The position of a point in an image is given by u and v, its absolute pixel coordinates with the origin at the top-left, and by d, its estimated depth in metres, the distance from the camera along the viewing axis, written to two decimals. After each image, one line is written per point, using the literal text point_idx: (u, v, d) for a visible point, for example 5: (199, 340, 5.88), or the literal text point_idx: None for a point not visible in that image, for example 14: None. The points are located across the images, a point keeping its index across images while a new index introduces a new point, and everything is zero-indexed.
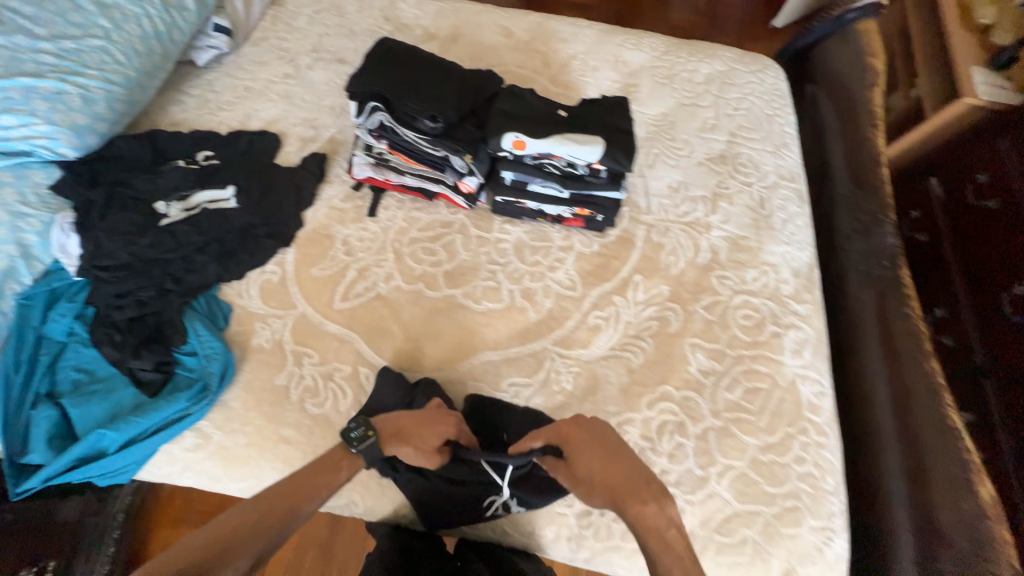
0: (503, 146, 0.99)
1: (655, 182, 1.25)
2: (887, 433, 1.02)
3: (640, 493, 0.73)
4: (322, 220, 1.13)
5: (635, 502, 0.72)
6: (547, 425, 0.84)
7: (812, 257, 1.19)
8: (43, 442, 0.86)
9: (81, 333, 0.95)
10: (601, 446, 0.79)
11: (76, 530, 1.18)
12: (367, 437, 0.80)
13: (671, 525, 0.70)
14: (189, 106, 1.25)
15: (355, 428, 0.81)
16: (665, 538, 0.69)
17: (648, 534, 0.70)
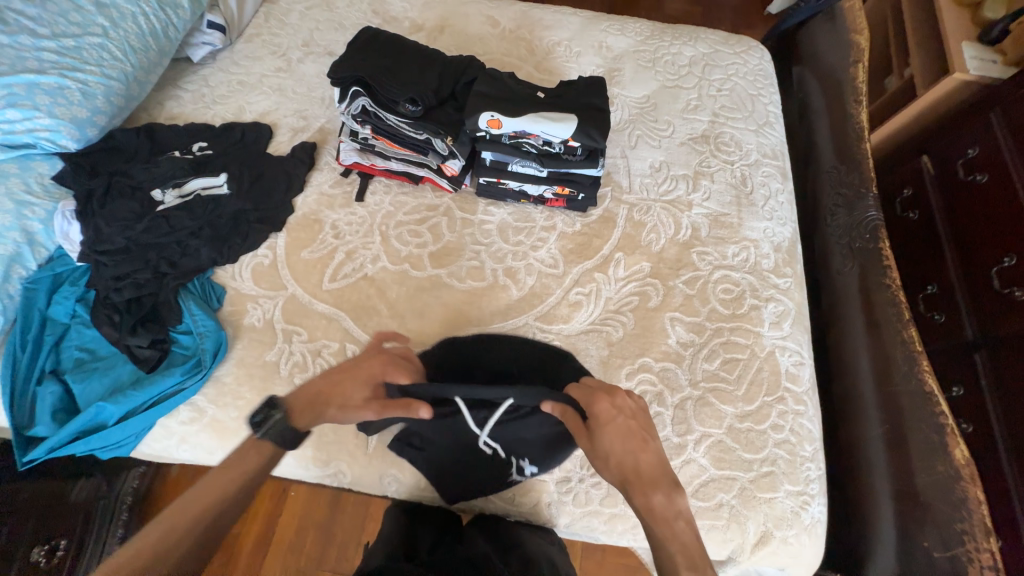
0: (480, 126, 1.02)
1: (638, 162, 1.27)
2: (868, 401, 1.04)
3: (654, 481, 0.75)
4: (312, 206, 1.17)
5: (648, 490, 0.74)
6: (584, 389, 0.83)
7: (793, 232, 1.21)
8: (47, 415, 0.91)
9: (83, 315, 1.00)
10: (631, 429, 0.79)
11: (87, 512, 1.23)
12: (271, 414, 0.79)
13: (679, 517, 0.72)
14: (185, 101, 1.30)
15: (258, 414, 0.80)
16: (673, 527, 0.71)
17: (653, 522, 0.71)
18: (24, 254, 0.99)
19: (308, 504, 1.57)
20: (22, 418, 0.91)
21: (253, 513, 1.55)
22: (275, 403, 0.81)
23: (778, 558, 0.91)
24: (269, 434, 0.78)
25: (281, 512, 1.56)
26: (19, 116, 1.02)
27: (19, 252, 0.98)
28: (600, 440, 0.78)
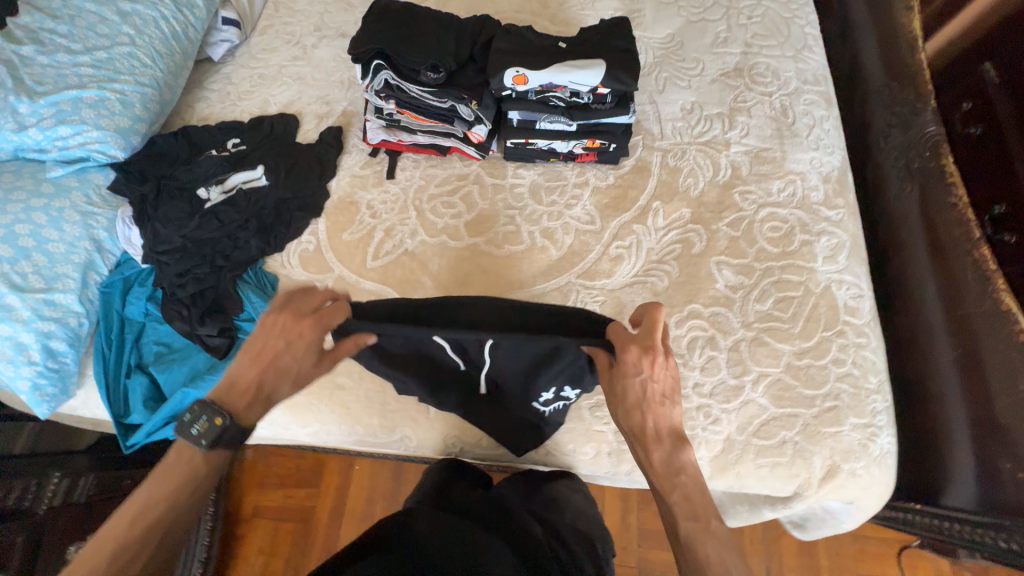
0: (505, 84, 1.00)
1: (667, 106, 1.21)
2: (937, 328, 1.00)
3: (655, 437, 0.74)
4: (346, 189, 1.19)
5: (647, 445, 0.74)
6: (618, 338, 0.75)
7: (842, 160, 1.14)
8: (140, 404, 1.01)
9: (155, 312, 1.08)
10: (652, 391, 0.74)
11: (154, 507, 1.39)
12: (214, 426, 0.70)
13: (680, 472, 0.72)
14: (213, 101, 1.34)
15: (195, 423, 0.69)
16: (673, 483, 0.72)
17: (655, 478, 0.73)
18: (96, 261, 1.06)
19: (374, 476, 1.67)
20: (119, 408, 1.02)
21: (325, 487, 1.67)
22: (215, 412, 0.70)
23: (847, 491, 0.90)
24: (216, 446, 0.70)
25: (350, 485, 1.67)
26: (70, 132, 1.08)
27: (92, 259, 1.05)
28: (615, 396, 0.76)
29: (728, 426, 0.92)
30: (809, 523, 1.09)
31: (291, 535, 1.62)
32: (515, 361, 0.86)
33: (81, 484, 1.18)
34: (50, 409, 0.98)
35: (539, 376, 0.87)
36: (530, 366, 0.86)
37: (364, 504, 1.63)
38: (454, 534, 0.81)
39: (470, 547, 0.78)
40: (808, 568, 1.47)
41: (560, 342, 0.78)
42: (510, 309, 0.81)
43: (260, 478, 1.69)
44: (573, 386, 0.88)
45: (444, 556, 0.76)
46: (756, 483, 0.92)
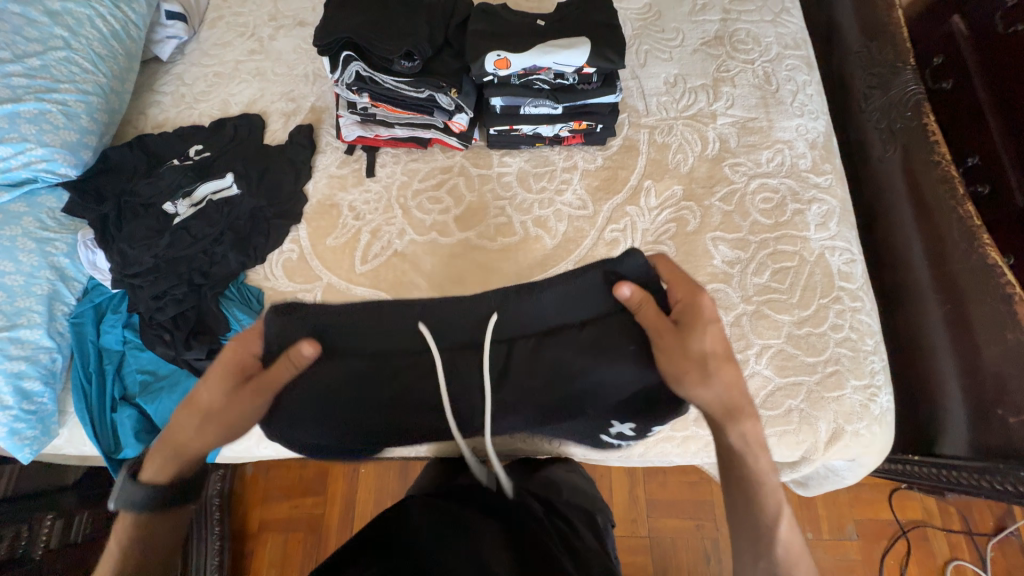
0: (487, 69, 0.94)
1: (650, 80, 1.18)
2: (923, 283, 1.03)
3: (742, 409, 0.72)
4: (325, 191, 1.14)
5: (746, 417, 0.72)
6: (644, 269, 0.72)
7: (826, 125, 1.14)
8: (132, 437, 0.95)
9: (134, 339, 1.02)
10: (710, 354, 0.71)
11: None
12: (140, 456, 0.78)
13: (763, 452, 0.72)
14: (167, 105, 1.24)
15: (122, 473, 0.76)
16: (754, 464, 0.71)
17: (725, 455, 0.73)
18: (61, 290, 0.99)
19: (381, 478, 1.66)
20: (109, 444, 0.96)
21: (332, 494, 1.65)
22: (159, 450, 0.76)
23: (851, 450, 0.94)
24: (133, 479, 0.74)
25: (353, 515, 1.62)
26: (11, 152, 0.98)
27: (55, 288, 0.98)
28: (669, 360, 0.69)
29: None
30: (811, 480, 1.13)
31: (296, 567, 1.58)
32: (537, 369, 0.71)
33: (76, 522, 1.15)
34: (33, 452, 0.93)
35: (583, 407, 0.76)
36: (567, 377, 0.72)
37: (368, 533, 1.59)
38: (446, 513, 0.82)
39: (457, 525, 0.79)
40: (807, 519, 1.55)
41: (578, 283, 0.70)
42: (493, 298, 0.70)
43: (265, 493, 1.66)
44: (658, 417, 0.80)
45: (432, 537, 0.75)
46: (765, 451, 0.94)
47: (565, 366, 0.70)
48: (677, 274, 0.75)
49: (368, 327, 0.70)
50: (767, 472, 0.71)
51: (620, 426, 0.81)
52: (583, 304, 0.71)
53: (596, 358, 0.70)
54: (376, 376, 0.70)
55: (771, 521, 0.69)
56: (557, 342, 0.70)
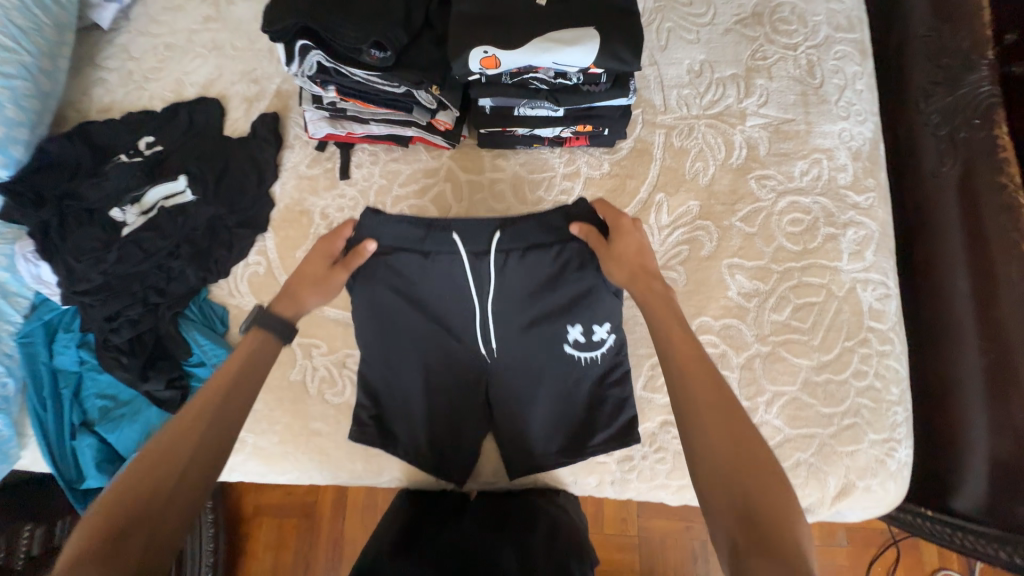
0: (472, 68, 0.77)
1: (671, 67, 1.01)
2: (965, 326, 0.91)
3: (652, 279, 0.74)
4: (294, 194, 1.01)
5: (649, 280, 0.73)
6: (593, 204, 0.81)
7: (875, 130, 0.97)
8: (94, 468, 0.89)
9: (90, 360, 0.94)
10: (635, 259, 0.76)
11: None
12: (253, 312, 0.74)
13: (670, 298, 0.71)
14: (113, 85, 1.09)
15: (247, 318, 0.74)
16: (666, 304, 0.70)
17: (653, 311, 0.70)
18: (4, 309, 0.91)
19: None
20: (70, 473, 0.90)
21: None
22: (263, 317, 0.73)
23: (860, 507, 0.86)
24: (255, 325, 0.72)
25: (346, 512, 1.50)
26: None
27: None
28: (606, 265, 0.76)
29: None
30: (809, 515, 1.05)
31: (287, 565, 1.48)
32: (520, 288, 0.82)
33: (59, 529, 1.08)
34: None
35: (545, 313, 0.83)
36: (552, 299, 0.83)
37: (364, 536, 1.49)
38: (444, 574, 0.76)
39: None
40: None
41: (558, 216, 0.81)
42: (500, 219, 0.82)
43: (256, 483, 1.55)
44: (597, 319, 0.83)
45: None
46: None
47: (546, 283, 0.82)
48: (598, 200, 0.81)
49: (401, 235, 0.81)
50: (660, 295, 0.71)
51: (572, 333, 0.83)
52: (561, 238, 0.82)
53: (563, 271, 0.82)
54: (407, 282, 0.82)
55: (684, 362, 0.64)
56: (538, 257, 0.82)
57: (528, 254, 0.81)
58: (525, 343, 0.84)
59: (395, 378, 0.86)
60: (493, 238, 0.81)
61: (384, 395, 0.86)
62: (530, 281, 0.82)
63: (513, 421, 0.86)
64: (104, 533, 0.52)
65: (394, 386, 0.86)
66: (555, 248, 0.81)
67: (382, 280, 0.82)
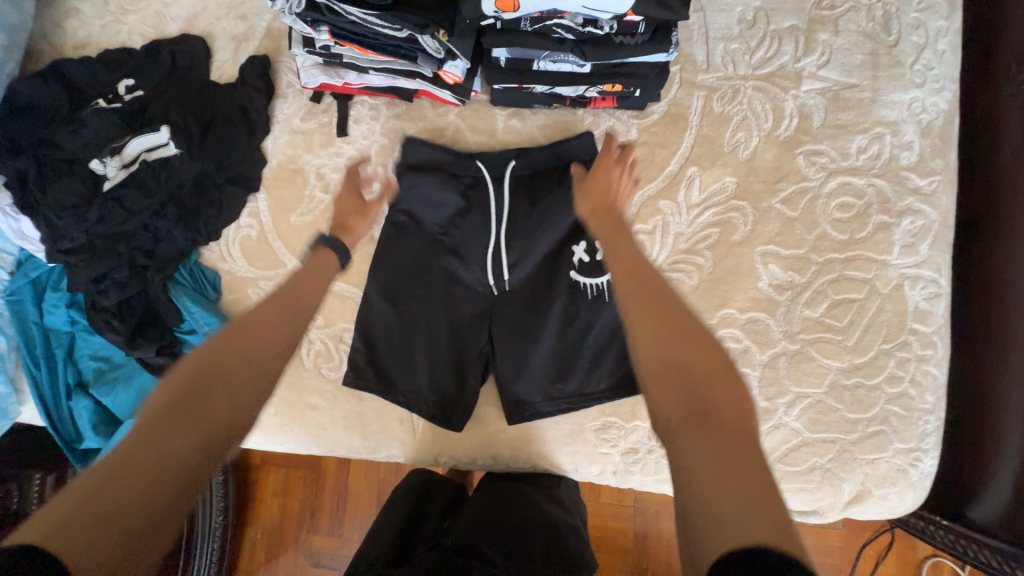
0: (485, 11, 0.65)
1: (718, 15, 0.86)
2: (1017, 329, 0.82)
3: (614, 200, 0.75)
4: (287, 150, 0.93)
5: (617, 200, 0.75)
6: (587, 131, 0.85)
7: (953, 100, 0.83)
8: (91, 431, 0.88)
9: (82, 321, 0.91)
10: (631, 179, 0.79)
11: None
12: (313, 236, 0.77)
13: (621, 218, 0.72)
14: (87, 16, 0.97)
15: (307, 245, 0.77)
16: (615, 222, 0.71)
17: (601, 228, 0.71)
18: None
19: None
20: (69, 433, 0.90)
21: None
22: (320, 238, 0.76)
23: (873, 514, 0.83)
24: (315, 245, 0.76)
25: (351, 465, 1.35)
26: None
27: None
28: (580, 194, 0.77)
29: None
30: None
31: (293, 518, 1.35)
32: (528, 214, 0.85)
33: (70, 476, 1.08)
34: None
35: (552, 242, 0.84)
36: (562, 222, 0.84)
37: (371, 492, 1.33)
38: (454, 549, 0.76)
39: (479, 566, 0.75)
40: None
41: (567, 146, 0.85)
42: (514, 149, 0.86)
43: None
44: (601, 239, 0.83)
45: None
46: None
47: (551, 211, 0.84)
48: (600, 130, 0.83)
49: (425, 162, 0.87)
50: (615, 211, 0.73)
51: (578, 253, 0.83)
52: (569, 168, 0.84)
53: (568, 196, 0.84)
54: (423, 209, 0.87)
55: (627, 263, 0.64)
56: (548, 182, 0.85)
57: (538, 179, 0.85)
58: (533, 271, 0.85)
59: (401, 308, 0.86)
60: (508, 165, 0.86)
61: (388, 328, 0.86)
62: (535, 207, 0.85)
63: (514, 352, 0.85)
64: (173, 392, 0.53)
65: (401, 316, 0.86)
66: (564, 174, 0.85)
67: (404, 205, 0.87)
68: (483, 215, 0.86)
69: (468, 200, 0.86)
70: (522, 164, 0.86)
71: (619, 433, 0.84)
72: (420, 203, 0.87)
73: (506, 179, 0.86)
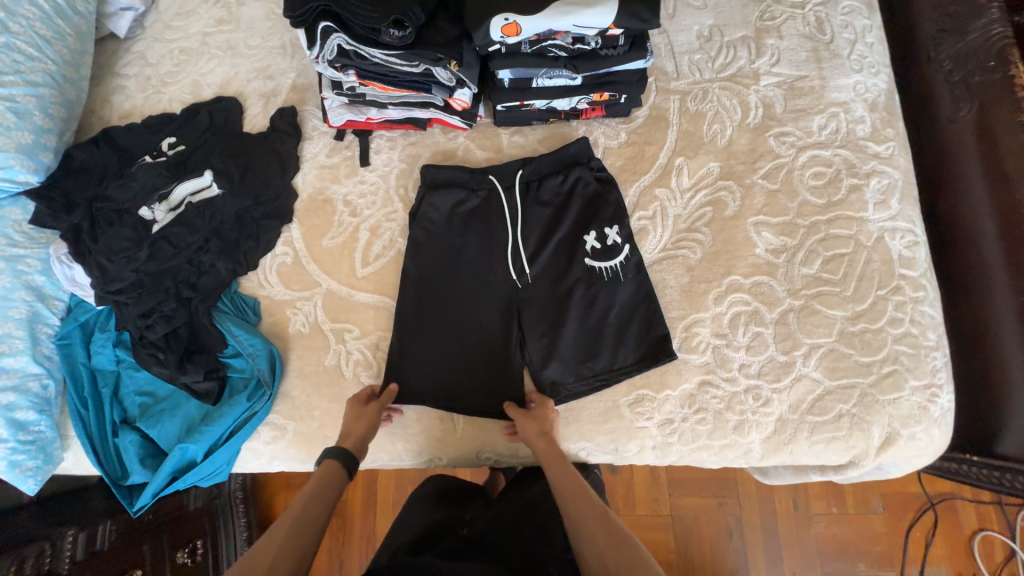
0: (493, 37, 0.79)
1: (681, 34, 1.02)
2: (994, 263, 0.90)
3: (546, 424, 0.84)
4: (316, 184, 1.03)
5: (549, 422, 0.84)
6: (581, 139, 0.97)
7: (889, 81, 0.97)
8: (138, 464, 0.89)
9: (127, 358, 0.95)
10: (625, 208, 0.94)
11: (211, 514, 1.25)
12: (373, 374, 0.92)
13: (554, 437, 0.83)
14: (131, 90, 1.11)
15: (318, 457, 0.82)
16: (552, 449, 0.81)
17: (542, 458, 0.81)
18: (42, 311, 0.92)
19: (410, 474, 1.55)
20: (115, 470, 0.91)
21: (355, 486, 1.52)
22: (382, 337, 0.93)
23: (905, 456, 0.86)
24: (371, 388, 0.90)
25: (376, 505, 1.33)
26: None
27: (34, 310, 0.91)
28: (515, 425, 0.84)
29: (780, 407, 0.86)
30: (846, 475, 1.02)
31: (321, 570, 1.31)
32: (541, 216, 0.94)
33: (102, 532, 1.01)
34: (38, 484, 0.87)
35: (566, 233, 0.93)
36: (576, 216, 0.94)
37: None
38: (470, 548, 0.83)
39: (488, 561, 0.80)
40: (832, 493, 1.42)
41: (572, 150, 0.96)
42: (522, 160, 0.97)
43: (289, 480, 1.45)
44: (608, 224, 0.93)
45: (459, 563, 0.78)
46: (810, 459, 0.86)
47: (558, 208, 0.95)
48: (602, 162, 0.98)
49: (444, 180, 0.97)
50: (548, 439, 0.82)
51: (590, 241, 0.92)
52: (572, 172, 0.95)
53: (572, 194, 0.95)
54: (446, 222, 0.96)
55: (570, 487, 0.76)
56: (555, 184, 0.95)
57: (545, 182, 0.95)
58: (552, 262, 0.93)
59: (433, 307, 0.92)
60: (518, 174, 0.96)
61: (422, 329, 0.92)
62: (548, 205, 0.95)
63: (541, 340, 0.90)
64: None
65: (433, 317, 0.92)
66: (569, 176, 0.95)
67: (427, 218, 0.96)
68: (502, 217, 0.95)
69: (488, 207, 0.96)
70: (532, 171, 0.96)
71: (653, 405, 0.88)
72: (444, 216, 0.96)
73: (517, 185, 0.96)
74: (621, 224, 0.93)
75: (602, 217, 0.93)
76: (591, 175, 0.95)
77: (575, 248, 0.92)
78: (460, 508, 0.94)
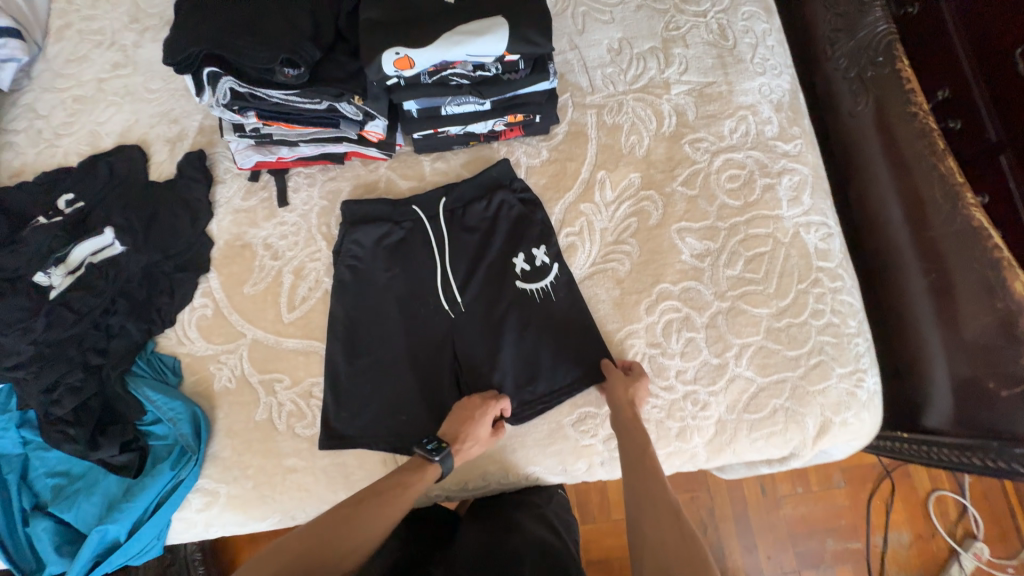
0: (387, 71, 0.78)
1: (592, 49, 1.03)
2: (904, 248, 0.94)
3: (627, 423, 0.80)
4: (232, 229, 0.98)
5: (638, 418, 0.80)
6: (502, 161, 0.96)
7: (792, 81, 1.01)
8: (53, 553, 0.82)
9: (35, 439, 0.87)
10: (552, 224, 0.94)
11: None
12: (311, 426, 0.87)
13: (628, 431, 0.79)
14: (22, 147, 1.04)
15: (429, 441, 0.80)
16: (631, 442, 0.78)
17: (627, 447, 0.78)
18: None
19: None
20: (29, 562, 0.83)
21: None
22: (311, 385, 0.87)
23: (841, 441, 0.88)
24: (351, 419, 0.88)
25: None
26: None
27: None
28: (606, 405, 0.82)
29: (718, 408, 0.87)
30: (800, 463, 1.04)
31: None
32: (469, 241, 0.93)
33: None
34: None
35: (495, 256, 0.92)
36: (503, 238, 0.93)
37: None
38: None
39: None
40: (796, 475, 1.46)
41: (495, 172, 0.95)
42: (445, 186, 0.95)
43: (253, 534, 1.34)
44: (535, 244, 0.92)
45: None
46: (753, 455, 0.87)
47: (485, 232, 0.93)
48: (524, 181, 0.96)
49: (365, 212, 0.94)
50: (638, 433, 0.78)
51: (519, 263, 0.91)
52: (497, 194, 0.94)
53: (499, 216, 0.94)
54: (373, 255, 0.93)
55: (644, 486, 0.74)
56: (479, 209, 0.94)
57: (469, 209, 0.94)
58: (483, 287, 0.91)
59: (365, 346, 0.89)
60: (441, 202, 0.94)
61: (356, 371, 0.88)
62: (474, 229, 0.93)
63: (479, 369, 0.88)
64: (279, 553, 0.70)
65: (367, 357, 0.89)
66: (494, 198, 0.94)
67: (351, 254, 0.93)
68: (429, 246, 0.92)
69: (415, 235, 0.93)
70: (456, 196, 0.95)
71: (596, 422, 0.87)
72: (369, 250, 0.93)
73: (441, 212, 0.94)
74: (548, 243, 0.92)
75: (530, 237, 0.93)
76: (514, 197, 0.94)
77: (505, 272, 0.91)
78: (420, 549, 0.89)
